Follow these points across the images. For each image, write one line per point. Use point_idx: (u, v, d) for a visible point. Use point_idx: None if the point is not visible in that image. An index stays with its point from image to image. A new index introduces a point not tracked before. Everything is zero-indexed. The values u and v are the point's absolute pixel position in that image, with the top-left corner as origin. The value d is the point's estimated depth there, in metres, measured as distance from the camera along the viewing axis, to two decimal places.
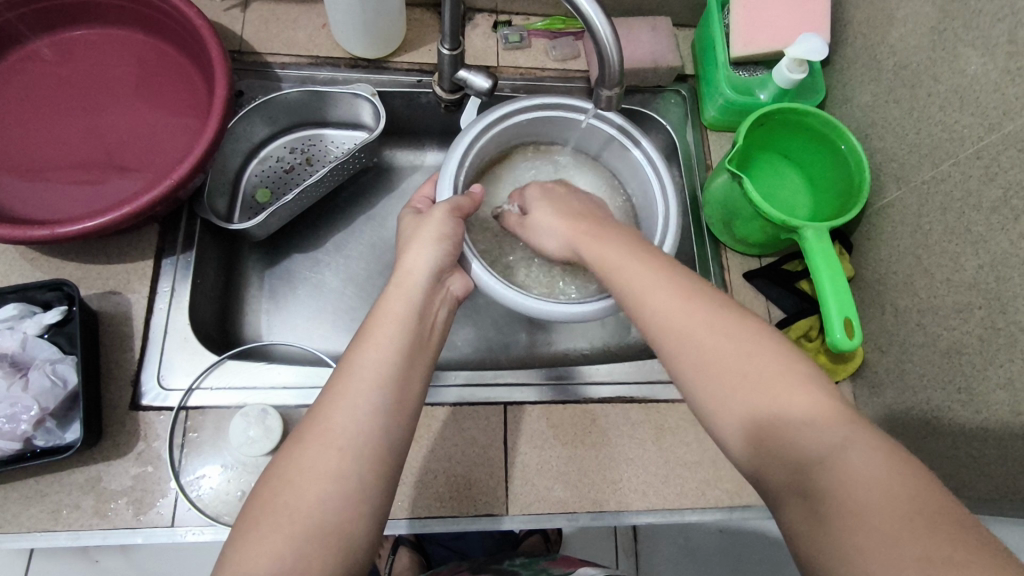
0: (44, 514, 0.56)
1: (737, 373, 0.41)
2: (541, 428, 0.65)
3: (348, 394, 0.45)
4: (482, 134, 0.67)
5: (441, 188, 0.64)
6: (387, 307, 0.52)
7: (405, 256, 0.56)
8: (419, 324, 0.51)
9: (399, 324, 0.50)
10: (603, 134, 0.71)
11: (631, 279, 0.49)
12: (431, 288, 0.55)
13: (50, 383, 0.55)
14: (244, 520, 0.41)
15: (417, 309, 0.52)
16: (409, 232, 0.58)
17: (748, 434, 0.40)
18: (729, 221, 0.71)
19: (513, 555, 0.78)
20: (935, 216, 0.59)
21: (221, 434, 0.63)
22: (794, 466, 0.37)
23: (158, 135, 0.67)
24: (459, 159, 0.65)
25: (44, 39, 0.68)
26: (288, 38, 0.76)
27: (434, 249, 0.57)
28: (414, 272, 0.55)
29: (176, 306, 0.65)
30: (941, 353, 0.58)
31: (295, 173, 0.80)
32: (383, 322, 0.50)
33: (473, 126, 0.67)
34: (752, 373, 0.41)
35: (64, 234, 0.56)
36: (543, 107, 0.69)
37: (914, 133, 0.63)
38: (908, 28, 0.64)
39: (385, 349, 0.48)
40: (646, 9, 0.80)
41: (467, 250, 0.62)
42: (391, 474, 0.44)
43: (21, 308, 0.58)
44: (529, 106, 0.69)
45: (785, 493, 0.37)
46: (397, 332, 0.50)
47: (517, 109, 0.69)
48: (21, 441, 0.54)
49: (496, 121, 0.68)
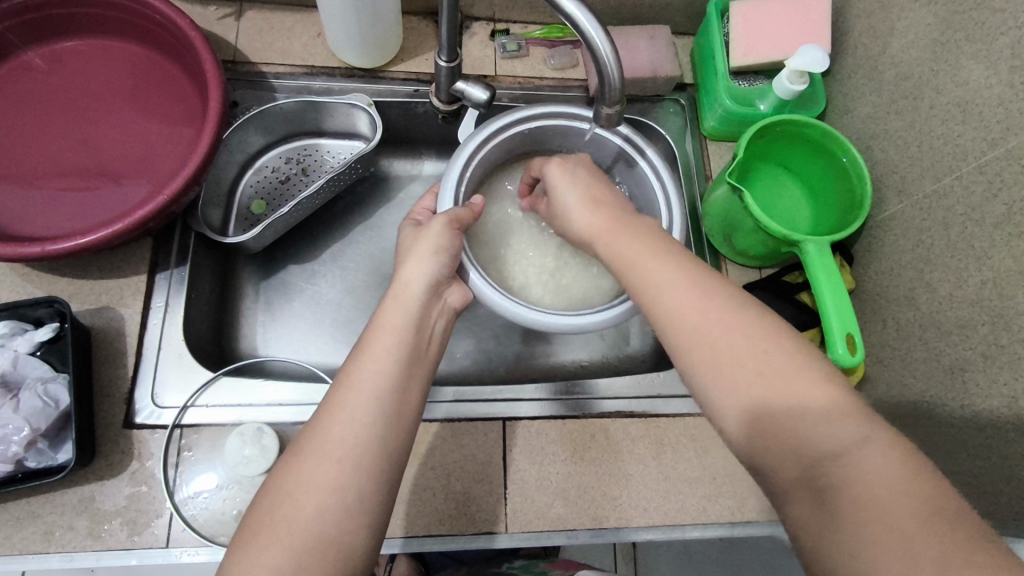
0: (36, 536, 0.55)
1: (746, 371, 0.40)
2: (541, 444, 0.64)
3: (348, 408, 0.44)
4: (483, 144, 0.66)
5: (444, 198, 0.63)
6: (382, 321, 0.51)
7: (402, 267, 0.55)
8: (416, 335, 0.51)
9: (394, 334, 0.50)
10: (612, 149, 0.70)
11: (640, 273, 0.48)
12: (429, 298, 0.54)
13: (41, 403, 0.54)
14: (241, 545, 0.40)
15: (409, 320, 0.51)
16: (410, 243, 0.57)
17: (757, 429, 0.39)
18: (730, 233, 0.70)
19: (512, 558, 0.78)
20: (938, 230, 0.59)
21: (217, 452, 0.61)
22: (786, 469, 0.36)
23: (152, 147, 0.66)
24: (461, 170, 0.64)
25: (35, 49, 0.66)
26: (283, 47, 0.75)
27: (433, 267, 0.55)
28: (405, 285, 0.54)
29: (170, 321, 0.64)
30: (944, 369, 0.57)
31: (291, 183, 0.79)
32: (383, 334, 0.49)
33: (472, 136, 0.66)
34: (751, 384, 0.40)
35: (56, 251, 0.55)
36: (546, 116, 0.68)
37: (916, 145, 0.62)
38: (909, 39, 0.63)
39: (387, 360, 0.47)
40: (645, 18, 0.79)
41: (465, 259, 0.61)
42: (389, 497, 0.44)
43: (12, 326, 0.57)
44: (533, 116, 0.68)
45: (793, 489, 0.37)
46: (395, 344, 0.49)
47: (519, 119, 0.68)
48: (12, 463, 0.54)
49: (496, 131, 0.67)
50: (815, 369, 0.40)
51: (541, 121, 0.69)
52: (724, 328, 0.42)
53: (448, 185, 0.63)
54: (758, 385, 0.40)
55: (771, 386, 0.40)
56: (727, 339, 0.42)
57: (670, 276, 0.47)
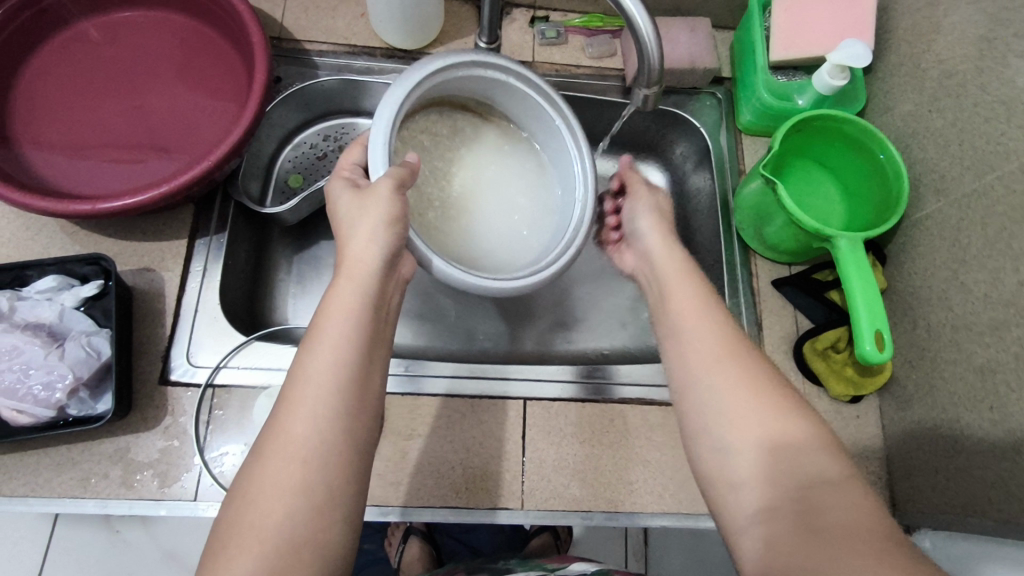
0: (73, 481, 0.58)
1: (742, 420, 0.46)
2: (559, 425, 0.65)
3: (303, 393, 0.43)
4: (413, 91, 0.58)
5: (371, 164, 0.55)
6: (325, 301, 0.48)
7: (347, 244, 0.52)
8: (375, 316, 0.49)
9: (354, 316, 0.47)
10: (545, 113, 0.65)
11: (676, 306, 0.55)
12: (385, 272, 0.51)
13: (85, 354, 0.57)
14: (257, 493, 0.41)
15: (371, 298, 0.49)
16: (362, 209, 0.53)
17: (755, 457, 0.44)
18: (761, 227, 0.70)
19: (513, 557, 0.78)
20: (975, 231, 0.58)
21: (245, 414, 0.63)
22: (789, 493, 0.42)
23: (196, 117, 0.68)
24: (390, 120, 0.56)
25: (90, 19, 0.69)
26: (326, 26, 0.77)
27: (377, 248, 0.51)
28: (359, 263, 0.50)
29: (207, 286, 0.66)
30: (975, 371, 0.56)
31: (327, 160, 0.80)
32: (334, 317, 0.47)
33: (403, 81, 0.57)
34: (748, 411, 0.46)
35: (105, 211, 0.58)
36: (485, 66, 0.62)
37: (957, 144, 0.61)
38: (956, 37, 0.62)
39: (341, 345, 0.46)
40: (685, 10, 0.79)
41: (417, 242, 0.56)
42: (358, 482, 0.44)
43: (60, 280, 0.60)
44: (468, 63, 0.61)
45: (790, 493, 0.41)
46: (347, 325, 0.47)
47: (455, 65, 0.60)
48: (55, 409, 0.56)
49: (428, 77, 0.59)
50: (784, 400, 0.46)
51: (477, 70, 0.62)
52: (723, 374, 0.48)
53: (375, 149, 0.55)
54: (755, 409, 0.46)
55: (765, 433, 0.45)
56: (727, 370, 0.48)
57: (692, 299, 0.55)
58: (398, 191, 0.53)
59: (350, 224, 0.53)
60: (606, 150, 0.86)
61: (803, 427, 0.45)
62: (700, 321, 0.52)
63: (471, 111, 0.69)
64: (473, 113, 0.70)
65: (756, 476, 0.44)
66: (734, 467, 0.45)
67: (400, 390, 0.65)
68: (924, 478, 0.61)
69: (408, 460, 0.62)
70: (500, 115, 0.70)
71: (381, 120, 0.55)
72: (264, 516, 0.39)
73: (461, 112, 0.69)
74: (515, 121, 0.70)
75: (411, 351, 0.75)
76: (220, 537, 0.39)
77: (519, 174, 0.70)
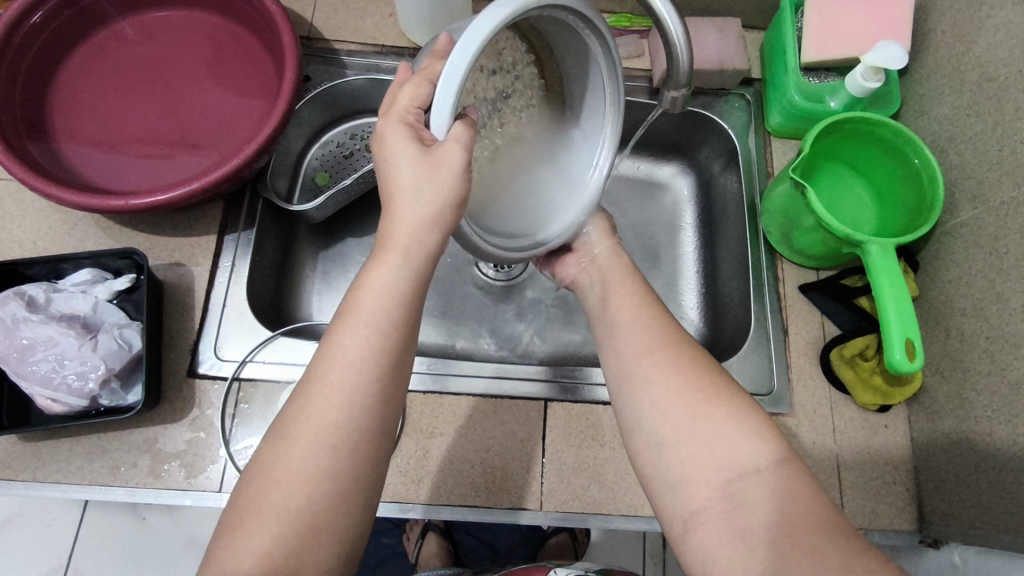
0: (103, 469, 0.59)
1: (722, 455, 0.44)
2: (579, 427, 0.64)
3: (326, 375, 0.43)
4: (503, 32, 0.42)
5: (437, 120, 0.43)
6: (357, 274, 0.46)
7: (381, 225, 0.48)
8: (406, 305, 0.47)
9: (393, 300, 0.45)
10: (607, 76, 0.55)
11: (635, 331, 0.52)
12: None
13: (117, 346, 0.59)
14: (275, 485, 0.41)
15: (419, 286, 0.47)
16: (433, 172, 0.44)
17: (747, 490, 0.42)
18: (790, 231, 0.69)
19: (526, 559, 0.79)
20: (1014, 239, 0.56)
21: (270, 407, 0.64)
22: (792, 520, 0.40)
23: (227, 114, 0.69)
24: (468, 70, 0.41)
25: (127, 19, 0.71)
26: (355, 26, 0.77)
27: (438, 233, 0.47)
28: (416, 243, 0.46)
29: (235, 281, 0.67)
30: (1011, 385, 0.55)
31: (353, 158, 0.81)
32: (367, 298, 0.45)
33: (495, 11, 0.41)
34: (684, 412, 0.46)
35: (138, 206, 0.59)
36: (582, 18, 0.48)
37: (997, 150, 0.59)
38: (997, 39, 0.61)
39: (372, 332, 0.44)
40: (715, 10, 0.78)
41: (466, 226, 0.49)
42: (380, 476, 0.44)
43: (94, 274, 0.62)
44: (567, 9, 0.46)
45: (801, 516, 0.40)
46: (384, 315, 0.44)
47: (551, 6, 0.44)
48: (88, 399, 0.58)
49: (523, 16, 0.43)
50: (770, 427, 0.45)
51: (570, 17, 0.48)
52: (693, 407, 0.46)
53: (443, 101, 0.42)
54: (702, 417, 0.45)
55: (746, 470, 0.43)
56: (697, 405, 0.46)
57: (664, 323, 0.53)
58: (468, 170, 0.45)
59: (414, 192, 0.45)
60: (633, 152, 0.86)
61: (761, 437, 0.44)
62: (688, 342, 0.51)
63: (520, 32, 0.53)
64: (520, 36, 0.54)
65: (688, 475, 0.44)
66: (668, 465, 0.45)
67: (423, 388, 0.65)
68: (954, 489, 0.59)
69: (429, 458, 0.62)
70: (545, 48, 0.56)
71: (458, 64, 0.41)
72: (286, 504, 0.40)
73: (511, 34, 0.53)
74: (558, 56, 0.57)
75: (433, 349, 0.76)
76: (241, 524, 0.40)
77: (536, 120, 0.61)
